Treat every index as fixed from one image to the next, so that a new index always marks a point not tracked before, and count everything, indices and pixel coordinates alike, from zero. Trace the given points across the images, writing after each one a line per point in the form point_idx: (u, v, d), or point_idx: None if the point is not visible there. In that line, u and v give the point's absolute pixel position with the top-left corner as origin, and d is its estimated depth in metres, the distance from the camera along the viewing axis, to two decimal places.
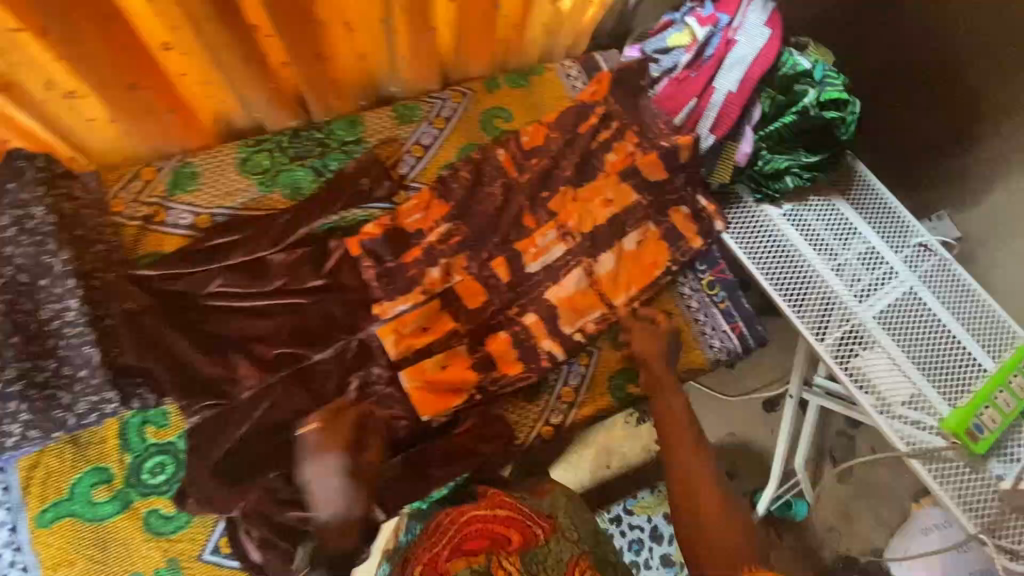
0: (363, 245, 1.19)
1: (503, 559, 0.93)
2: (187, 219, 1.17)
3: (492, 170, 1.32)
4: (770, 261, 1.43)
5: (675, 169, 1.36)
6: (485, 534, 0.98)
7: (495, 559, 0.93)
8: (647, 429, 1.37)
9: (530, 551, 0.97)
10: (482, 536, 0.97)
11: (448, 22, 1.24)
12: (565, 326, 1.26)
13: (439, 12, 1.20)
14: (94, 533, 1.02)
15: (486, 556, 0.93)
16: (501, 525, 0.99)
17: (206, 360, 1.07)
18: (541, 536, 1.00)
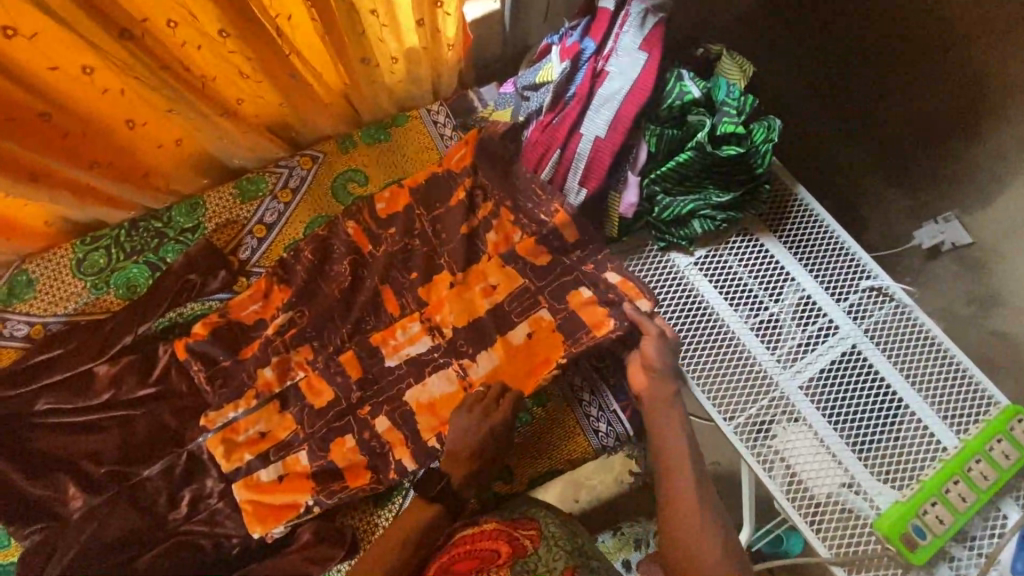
0: (190, 347, 1.12)
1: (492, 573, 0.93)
2: (22, 330, 1.15)
3: (340, 245, 1.18)
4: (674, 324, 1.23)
5: (542, 229, 1.18)
6: (475, 554, 0.97)
7: None
8: (618, 461, 1.46)
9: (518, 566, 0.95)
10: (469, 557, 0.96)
11: (257, 90, 1.10)
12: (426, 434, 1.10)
13: (243, 86, 1.09)
14: None
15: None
16: (487, 542, 0.98)
17: (31, 483, 1.06)
18: (529, 548, 0.98)
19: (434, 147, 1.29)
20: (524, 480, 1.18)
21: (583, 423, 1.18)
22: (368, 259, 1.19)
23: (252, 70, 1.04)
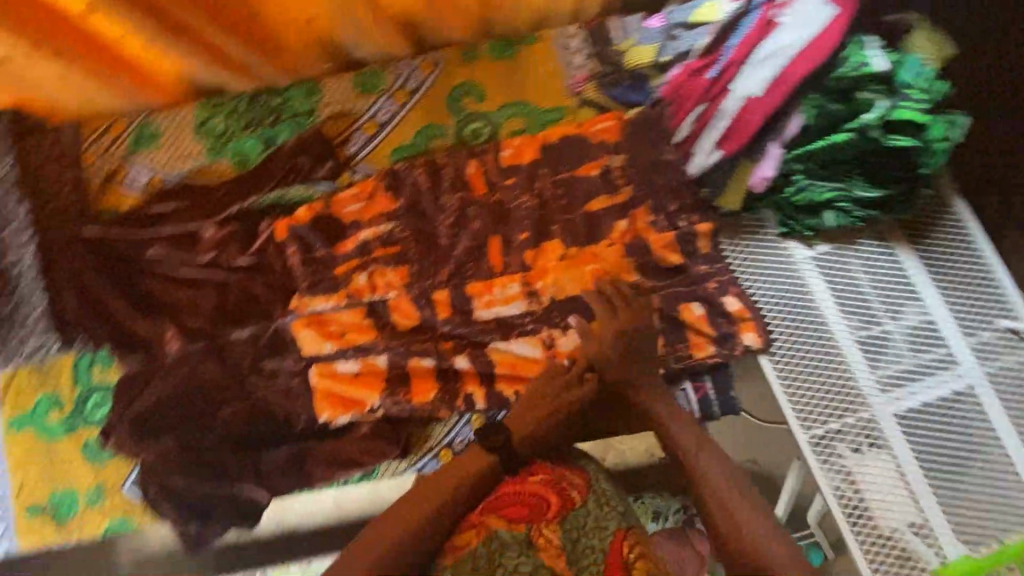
0: (291, 229, 1.16)
1: (542, 527, 0.94)
2: (143, 179, 1.21)
3: (452, 176, 1.18)
4: (774, 316, 1.14)
5: (656, 189, 1.11)
6: (526, 498, 0.97)
7: (534, 526, 0.94)
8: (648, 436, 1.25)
9: (566, 519, 0.96)
10: (521, 501, 0.96)
11: None
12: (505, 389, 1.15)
13: None
14: (47, 446, 1.18)
15: (524, 525, 0.94)
16: (539, 487, 0.97)
17: (137, 319, 1.14)
18: (578, 502, 0.98)
19: (561, 75, 1.20)
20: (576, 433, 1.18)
21: None
22: (480, 200, 1.18)
23: None
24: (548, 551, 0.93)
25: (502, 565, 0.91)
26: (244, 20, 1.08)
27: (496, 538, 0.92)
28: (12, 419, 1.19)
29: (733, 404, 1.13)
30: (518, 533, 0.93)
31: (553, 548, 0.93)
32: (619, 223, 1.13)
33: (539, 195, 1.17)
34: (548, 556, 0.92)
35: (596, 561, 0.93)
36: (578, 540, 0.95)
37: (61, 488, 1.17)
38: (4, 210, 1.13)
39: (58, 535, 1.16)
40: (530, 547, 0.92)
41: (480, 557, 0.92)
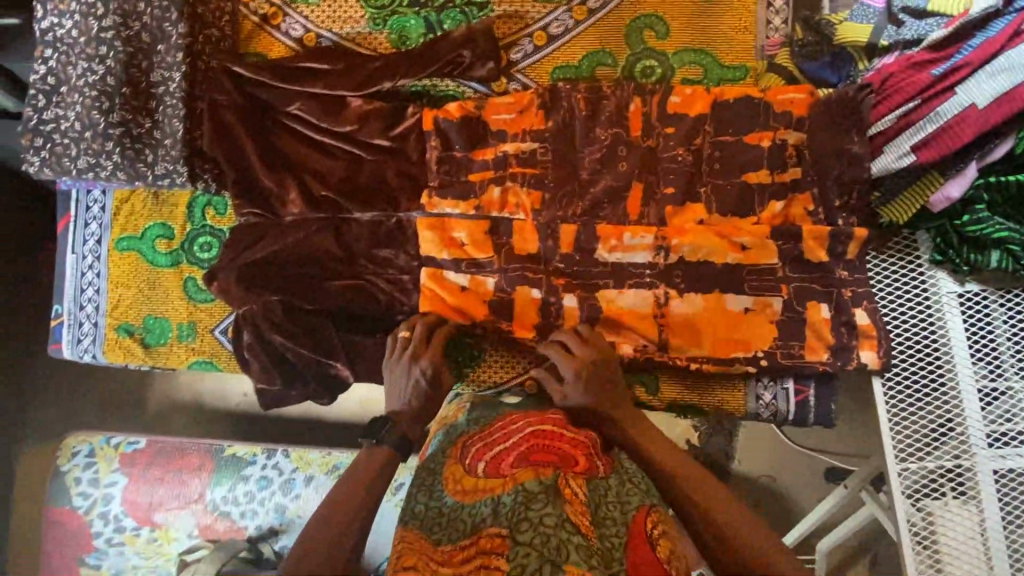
0: (438, 122, 1.12)
1: (569, 479, 0.85)
2: (298, 31, 1.16)
3: (613, 108, 1.12)
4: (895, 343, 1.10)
5: (827, 179, 1.04)
6: (553, 452, 0.91)
7: (562, 477, 0.85)
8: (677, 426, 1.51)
9: (591, 483, 0.87)
10: (546, 451, 0.90)
11: None
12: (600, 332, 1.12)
13: None
14: (148, 273, 1.19)
15: (551, 472, 0.85)
16: (565, 444, 0.93)
17: (265, 173, 1.12)
18: (601, 470, 0.91)
19: (754, 34, 1.12)
20: (664, 399, 1.14)
21: (750, 384, 1.12)
22: (634, 142, 1.12)
23: None
24: (575, 506, 0.81)
25: (527, 516, 0.77)
26: None
27: (521, 487, 0.81)
28: (119, 238, 1.20)
29: (830, 416, 1.11)
30: (545, 478, 0.83)
31: (580, 504, 0.82)
32: (772, 204, 1.08)
33: (696, 153, 1.11)
34: (573, 510, 0.80)
35: (620, 531, 0.81)
36: (603, 507, 0.85)
37: (155, 314, 1.18)
38: (155, 26, 1.07)
39: (144, 357, 1.18)
40: (557, 498, 0.80)
41: (504, 504, 0.82)
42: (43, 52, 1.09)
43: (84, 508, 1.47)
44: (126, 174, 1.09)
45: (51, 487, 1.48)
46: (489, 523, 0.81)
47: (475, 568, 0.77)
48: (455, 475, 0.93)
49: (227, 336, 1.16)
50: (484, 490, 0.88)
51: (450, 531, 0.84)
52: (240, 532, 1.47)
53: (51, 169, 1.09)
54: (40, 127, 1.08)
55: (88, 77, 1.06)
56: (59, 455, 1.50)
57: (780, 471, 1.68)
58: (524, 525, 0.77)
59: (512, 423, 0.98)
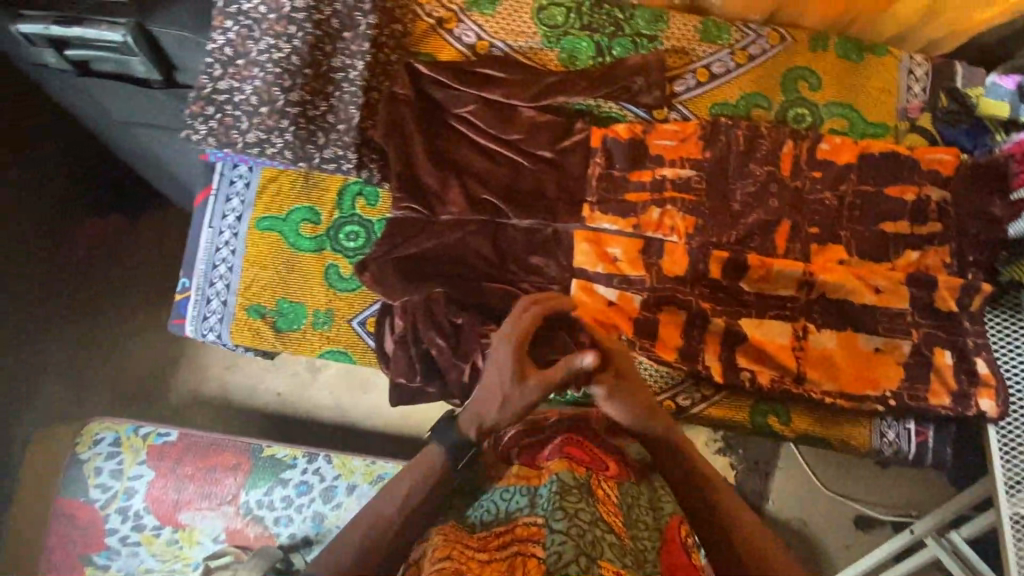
0: (605, 141, 1.16)
1: (601, 482, 0.94)
2: (470, 38, 1.19)
3: (768, 148, 1.18)
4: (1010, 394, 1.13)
5: (958, 235, 1.14)
6: (585, 454, 1.00)
7: (593, 478, 0.93)
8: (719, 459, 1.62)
9: (621, 487, 0.98)
10: (582, 450, 1.00)
11: None
12: (739, 359, 1.16)
13: None
14: (288, 256, 1.16)
15: (585, 472, 0.93)
16: (596, 450, 1.03)
17: (429, 169, 1.13)
18: (631, 478, 1.01)
19: (896, 96, 1.21)
20: (794, 430, 1.18)
21: (875, 421, 1.19)
22: (783, 181, 1.18)
23: None
24: (608, 506, 0.90)
25: (563, 506, 0.83)
26: None
27: (558, 478, 0.87)
28: (260, 218, 1.16)
29: (945, 459, 1.18)
30: (580, 475, 0.90)
31: (611, 506, 0.91)
32: (908, 253, 1.16)
33: (840, 198, 1.18)
34: (606, 508, 0.89)
35: (650, 536, 0.91)
36: (632, 508, 0.95)
37: (290, 298, 1.15)
38: (346, 13, 1.08)
39: (274, 341, 1.15)
40: (590, 494, 0.87)
41: (541, 498, 0.88)
42: (223, 22, 1.05)
43: (100, 502, 1.35)
44: (294, 154, 1.07)
45: (62, 478, 1.37)
46: (524, 512, 0.88)
47: (508, 556, 0.82)
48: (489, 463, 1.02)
49: (367, 329, 1.16)
50: (519, 479, 0.95)
51: (483, 514, 0.92)
52: (270, 540, 1.36)
53: (216, 139, 1.06)
54: (214, 96, 1.05)
55: (272, 54, 1.06)
56: (80, 442, 1.40)
57: (810, 514, 1.65)
58: (559, 515, 0.81)
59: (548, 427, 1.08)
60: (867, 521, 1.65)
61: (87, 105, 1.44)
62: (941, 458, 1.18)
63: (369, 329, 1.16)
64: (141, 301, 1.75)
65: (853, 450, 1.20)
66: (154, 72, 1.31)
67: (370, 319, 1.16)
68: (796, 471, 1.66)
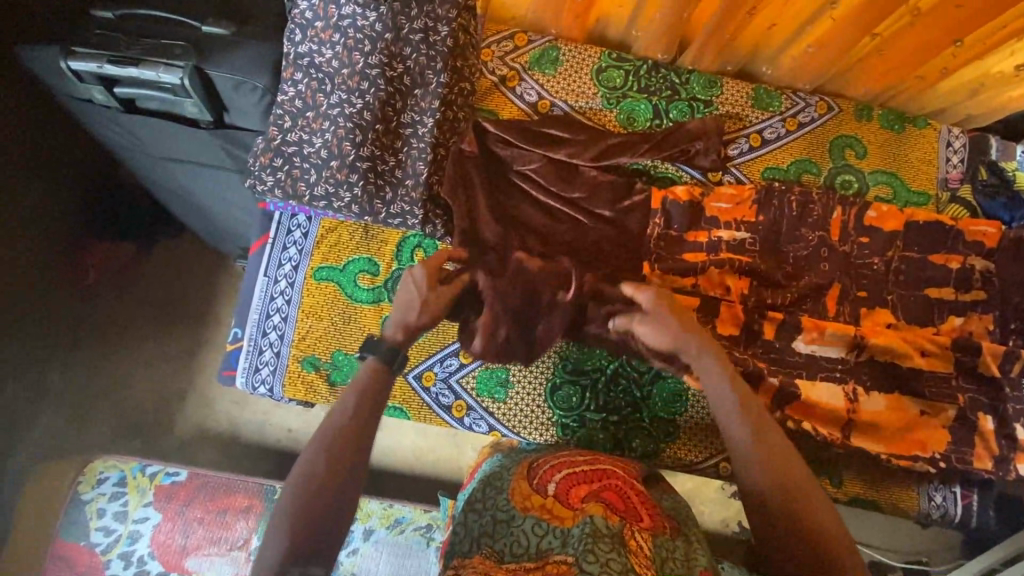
0: (664, 202, 1.18)
1: (635, 531, 0.87)
2: (532, 97, 1.22)
3: (819, 212, 1.21)
4: None
5: (998, 302, 1.18)
6: (618, 497, 0.94)
7: (628, 527, 0.87)
8: (733, 505, 1.56)
9: (657, 539, 0.89)
10: (617, 495, 0.94)
11: (891, 34, 1.11)
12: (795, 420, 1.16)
13: (891, 19, 1.08)
14: (345, 306, 1.14)
15: (618, 520, 0.87)
16: (635, 498, 0.96)
17: (492, 224, 1.13)
18: (667, 532, 0.92)
19: (935, 166, 1.27)
20: (847, 492, 1.20)
21: (921, 483, 1.21)
22: (833, 245, 1.21)
23: (928, 9, 1.02)
24: (640, 557, 0.82)
25: (594, 551, 0.79)
26: (749, 9, 1.10)
27: (590, 520, 0.83)
28: (317, 267, 1.15)
29: (988, 523, 1.20)
30: (613, 522, 0.85)
31: (644, 557, 0.83)
32: (951, 318, 1.19)
33: (886, 263, 1.21)
34: (638, 561, 0.81)
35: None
36: (668, 565, 0.85)
37: (344, 350, 1.13)
38: (418, 71, 1.10)
39: (327, 396, 1.11)
40: (623, 545, 0.82)
41: (571, 536, 0.84)
42: (293, 74, 1.06)
43: (101, 547, 1.26)
44: (360, 208, 1.07)
45: (61, 520, 1.28)
46: (556, 551, 0.83)
47: None
48: (522, 492, 0.96)
49: (452, 415, 1.13)
50: (552, 514, 0.90)
51: (512, 546, 0.87)
52: None
53: (283, 190, 1.06)
54: (283, 148, 1.05)
55: (344, 108, 1.06)
56: (83, 481, 1.33)
57: None
58: (592, 559, 0.78)
59: (586, 462, 1.04)
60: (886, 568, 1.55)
61: (123, 138, 1.36)
62: (982, 521, 1.19)
63: (454, 416, 1.13)
64: (149, 334, 1.66)
65: (901, 512, 1.20)
66: (206, 113, 1.25)
67: (462, 352, 1.15)
68: None
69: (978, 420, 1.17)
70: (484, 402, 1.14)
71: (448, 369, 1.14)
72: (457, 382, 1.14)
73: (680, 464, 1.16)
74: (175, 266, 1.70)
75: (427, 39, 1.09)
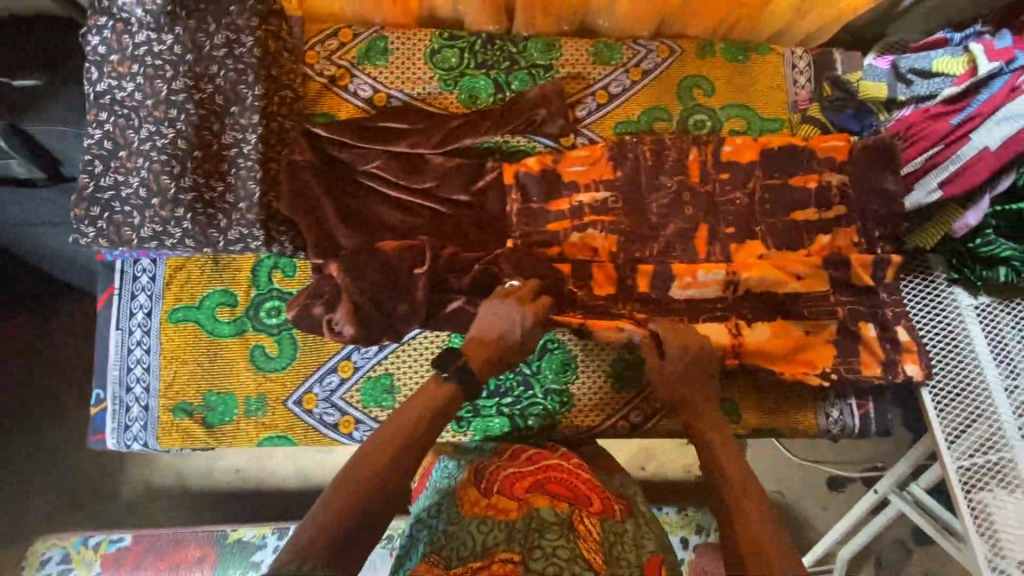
0: (518, 176, 1.15)
1: (583, 516, 0.91)
2: (366, 92, 1.17)
3: (675, 158, 1.20)
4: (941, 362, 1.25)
5: (864, 212, 1.19)
6: (570, 485, 0.96)
7: (576, 512, 0.91)
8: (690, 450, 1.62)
9: (605, 523, 0.93)
10: (563, 485, 0.95)
11: None
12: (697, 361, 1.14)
13: None
14: (209, 343, 1.10)
15: (566, 506, 0.91)
16: (582, 482, 0.97)
17: (346, 232, 1.08)
18: (617, 514, 0.96)
19: (784, 90, 1.27)
20: (747, 426, 1.20)
21: (818, 401, 1.23)
22: (694, 188, 1.21)
23: None
24: (589, 543, 0.87)
25: (540, 545, 0.84)
26: None
27: (536, 514, 0.87)
28: (173, 310, 1.10)
29: (888, 427, 1.22)
30: (561, 510, 0.89)
31: (592, 541, 0.88)
32: (820, 237, 1.21)
33: (748, 197, 1.22)
34: (586, 546, 0.86)
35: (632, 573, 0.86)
36: (617, 546, 0.90)
37: (217, 390, 1.09)
38: (229, 88, 1.04)
39: (207, 439, 1.08)
40: (572, 531, 0.87)
41: (516, 531, 0.86)
42: (97, 115, 1.01)
43: None
44: (196, 241, 1.03)
45: None
46: (502, 548, 0.84)
47: None
48: (471, 498, 0.93)
49: (340, 432, 1.10)
50: (498, 512, 0.90)
51: (459, 549, 0.86)
52: None
53: (108, 239, 1.00)
54: (97, 195, 1.00)
55: (155, 141, 1.01)
56: (26, 566, 1.27)
57: (785, 485, 1.62)
58: (538, 553, 0.83)
59: (535, 454, 1.03)
60: (842, 481, 1.62)
61: None
62: (883, 425, 1.23)
63: (343, 432, 1.11)
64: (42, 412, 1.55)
65: (805, 434, 1.23)
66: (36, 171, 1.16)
67: (340, 366, 1.12)
68: (765, 445, 1.63)
69: (858, 329, 1.20)
70: (371, 412, 1.11)
71: (326, 386, 1.11)
72: (340, 399, 1.11)
73: (578, 431, 1.17)
74: (49, 329, 1.56)
75: (232, 53, 1.04)
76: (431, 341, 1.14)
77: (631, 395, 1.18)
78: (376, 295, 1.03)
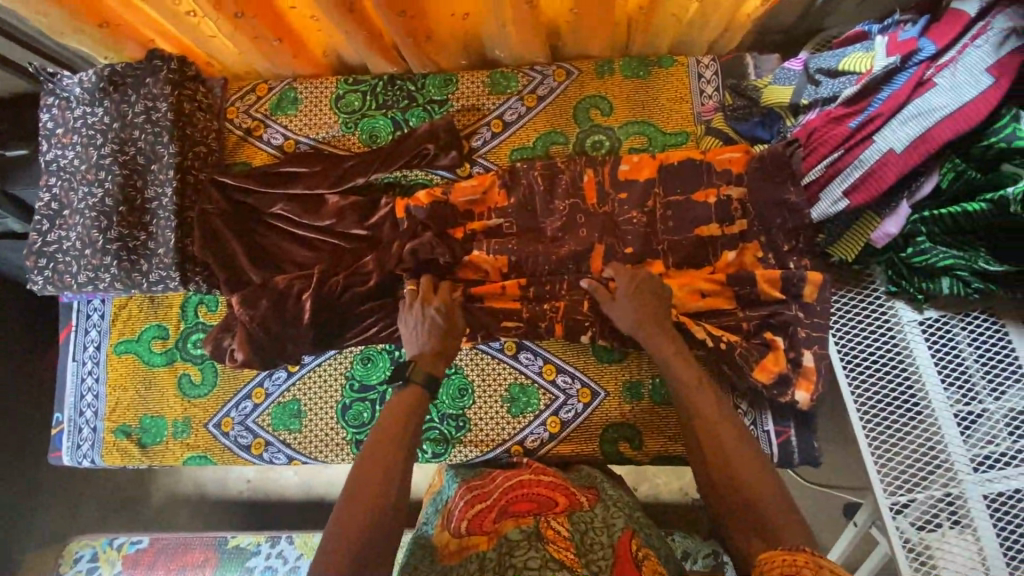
0: (408, 209, 1.19)
1: (550, 518, 0.89)
2: (278, 140, 1.28)
3: (569, 180, 1.19)
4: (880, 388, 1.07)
5: (769, 225, 1.12)
6: (532, 496, 0.97)
7: (541, 519, 0.89)
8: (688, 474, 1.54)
9: (573, 517, 0.91)
10: (527, 500, 0.96)
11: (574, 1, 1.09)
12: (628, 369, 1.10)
13: None
14: (145, 372, 1.25)
15: (532, 518, 0.89)
16: (545, 492, 0.98)
17: (251, 268, 1.19)
18: (583, 505, 0.95)
19: (689, 102, 1.23)
20: (649, 453, 1.15)
21: None
22: (590, 209, 1.19)
23: None
24: (558, 542, 0.82)
25: (512, 564, 0.80)
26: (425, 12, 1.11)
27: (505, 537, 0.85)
28: (117, 343, 1.26)
29: (814, 456, 1.13)
30: (525, 524, 0.87)
31: (563, 540, 0.84)
32: (726, 254, 1.14)
33: (649, 214, 1.17)
34: (555, 546, 0.82)
35: (605, 555, 0.82)
36: (587, 535, 0.86)
37: (151, 413, 1.23)
38: (149, 149, 1.19)
39: (142, 457, 1.22)
40: (540, 539, 0.83)
41: (488, 558, 0.84)
42: (48, 180, 1.20)
43: None
44: (123, 284, 1.18)
45: None
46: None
47: None
48: (443, 543, 0.93)
49: (252, 452, 1.21)
50: (469, 547, 0.89)
51: None
52: None
53: (54, 286, 1.18)
54: (45, 249, 1.18)
55: (88, 200, 1.18)
56: (63, 562, 1.40)
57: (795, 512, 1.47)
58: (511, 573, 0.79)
59: (492, 484, 1.04)
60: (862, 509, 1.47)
61: None
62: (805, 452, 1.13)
63: (255, 453, 1.21)
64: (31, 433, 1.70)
65: None
66: None
67: (254, 393, 1.22)
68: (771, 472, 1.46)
69: (771, 349, 1.11)
70: (281, 435, 1.20)
71: (241, 411, 1.22)
72: (253, 423, 1.21)
73: (472, 455, 1.19)
74: None
75: (149, 118, 1.19)
76: (335, 367, 1.22)
77: (528, 419, 1.18)
78: (269, 328, 1.13)
